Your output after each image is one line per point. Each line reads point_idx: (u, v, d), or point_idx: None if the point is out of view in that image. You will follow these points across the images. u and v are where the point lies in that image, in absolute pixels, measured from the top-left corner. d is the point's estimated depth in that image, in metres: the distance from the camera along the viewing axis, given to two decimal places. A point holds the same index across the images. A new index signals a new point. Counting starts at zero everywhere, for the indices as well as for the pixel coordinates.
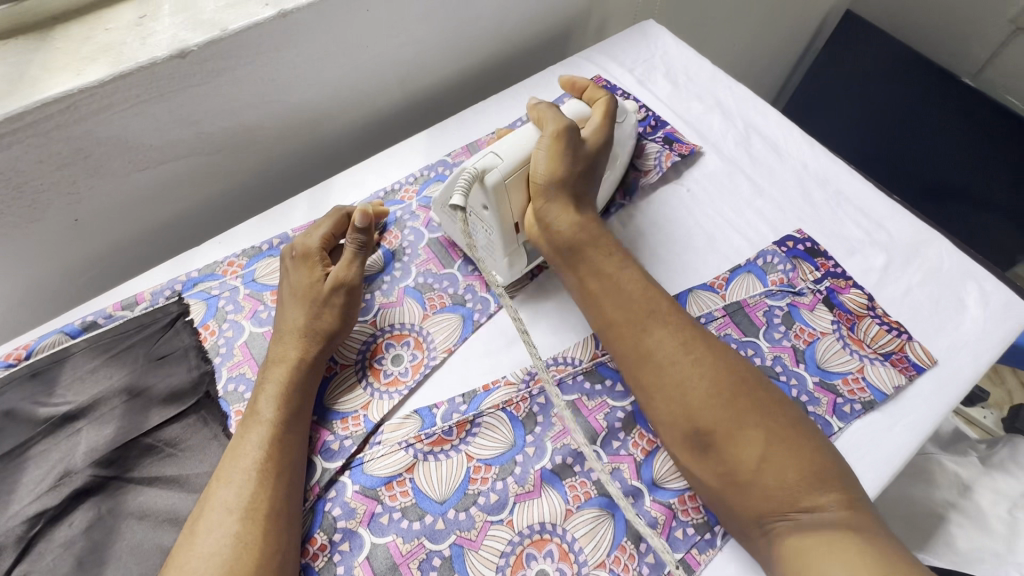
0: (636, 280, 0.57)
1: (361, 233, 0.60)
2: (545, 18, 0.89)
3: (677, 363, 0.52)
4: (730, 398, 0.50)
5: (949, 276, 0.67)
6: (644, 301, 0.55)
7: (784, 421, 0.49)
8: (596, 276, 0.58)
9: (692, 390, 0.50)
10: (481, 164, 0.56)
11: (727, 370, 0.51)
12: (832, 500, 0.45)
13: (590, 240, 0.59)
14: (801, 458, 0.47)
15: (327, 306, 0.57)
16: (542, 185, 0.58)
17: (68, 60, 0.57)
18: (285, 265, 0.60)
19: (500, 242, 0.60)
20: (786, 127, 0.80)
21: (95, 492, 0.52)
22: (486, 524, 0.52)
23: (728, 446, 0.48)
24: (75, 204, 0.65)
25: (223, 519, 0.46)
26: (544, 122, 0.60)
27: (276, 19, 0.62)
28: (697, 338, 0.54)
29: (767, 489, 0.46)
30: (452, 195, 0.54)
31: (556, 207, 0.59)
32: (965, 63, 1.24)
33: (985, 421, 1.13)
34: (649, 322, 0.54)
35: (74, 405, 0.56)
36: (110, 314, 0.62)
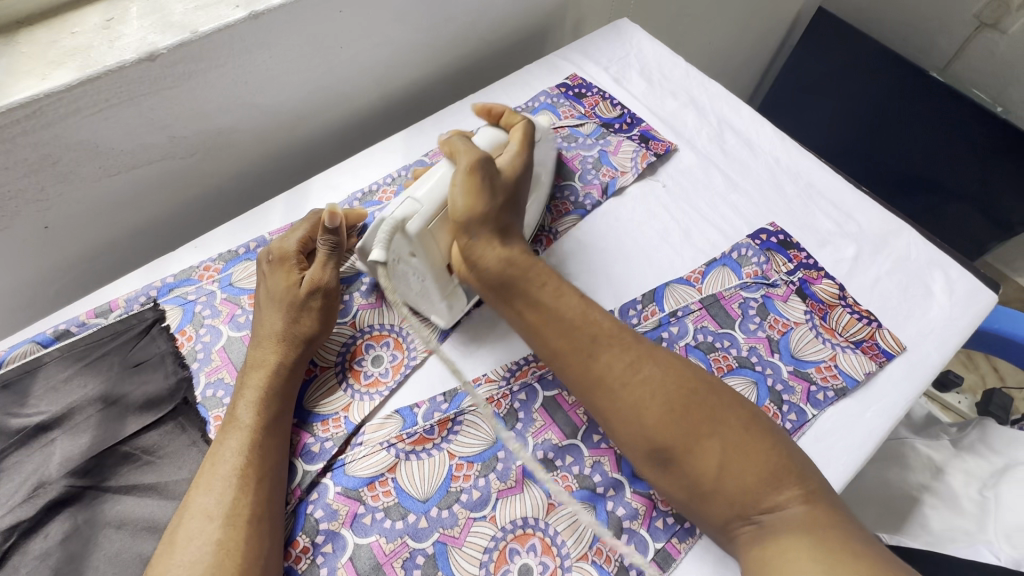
0: (578, 296, 0.56)
1: (332, 236, 0.58)
2: (521, 16, 0.90)
3: (626, 385, 0.50)
4: (683, 411, 0.49)
5: (916, 265, 0.69)
6: (584, 321, 0.54)
7: (738, 424, 0.49)
8: (535, 304, 0.55)
9: (646, 412, 0.49)
10: (400, 213, 0.53)
11: (672, 385, 0.50)
12: (792, 497, 0.46)
13: (521, 273, 0.56)
14: (758, 462, 0.47)
15: (305, 311, 0.57)
16: (464, 222, 0.55)
17: (33, 64, 0.56)
18: (262, 269, 0.59)
19: (433, 288, 0.57)
20: (759, 122, 0.81)
21: (71, 503, 0.51)
22: (469, 521, 0.52)
23: (687, 460, 0.48)
24: (44, 210, 0.64)
25: (204, 525, 0.46)
26: (457, 155, 0.56)
27: (247, 20, 0.62)
28: (642, 355, 0.52)
29: (729, 496, 0.47)
30: (404, 226, 0.53)
31: (479, 240, 0.55)
32: (932, 57, 1.28)
33: (958, 405, 1.16)
34: (592, 346, 0.52)
35: (47, 416, 0.55)
36: (84, 321, 0.62)
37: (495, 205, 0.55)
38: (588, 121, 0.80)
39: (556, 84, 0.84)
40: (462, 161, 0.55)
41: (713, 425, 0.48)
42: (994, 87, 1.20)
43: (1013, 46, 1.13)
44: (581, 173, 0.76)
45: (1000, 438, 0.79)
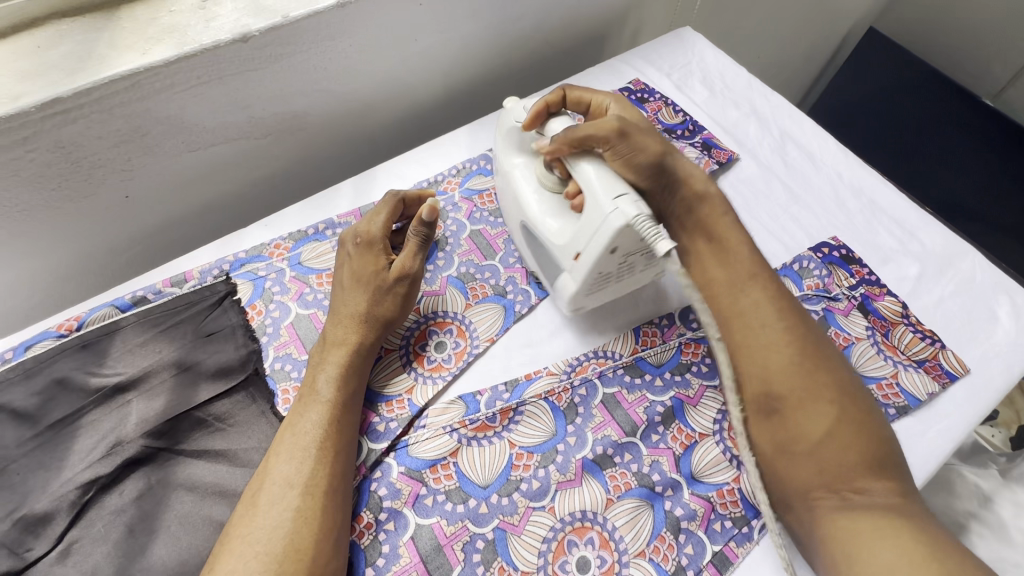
0: (746, 244, 0.57)
1: (426, 227, 0.60)
2: (586, 20, 0.91)
3: (767, 328, 0.52)
4: (813, 368, 0.51)
5: (981, 289, 0.68)
6: (748, 263, 0.56)
7: (855, 404, 0.50)
8: (707, 234, 0.58)
9: (774, 360, 0.51)
10: (636, 207, 0.49)
11: (810, 346, 0.52)
12: (884, 486, 0.47)
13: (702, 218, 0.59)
14: (865, 444, 0.48)
15: (391, 294, 0.59)
16: (654, 162, 0.56)
17: (134, 39, 0.59)
18: (346, 250, 0.61)
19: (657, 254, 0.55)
20: (822, 136, 0.81)
21: (146, 463, 0.53)
22: (528, 510, 0.53)
23: (800, 413, 0.49)
24: (127, 181, 0.66)
25: (284, 492, 0.47)
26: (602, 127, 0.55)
27: (335, 8, 0.64)
28: (791, 306, 0.54)
29: (825, 464, 0.48)
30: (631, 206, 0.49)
31: (680, 161, 0.59)
32: (986, 82, 1.26)
33: (995, 438, 1.15)
34: (746, 284, 0.55)
35: (124, 377, 0.57)
36: (159, 290, 0.63)
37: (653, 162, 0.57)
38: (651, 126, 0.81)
39: (618, 88, 0.85)
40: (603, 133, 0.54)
41: (841, 392, 0.50)
42: None
43: None
44: None
45: None
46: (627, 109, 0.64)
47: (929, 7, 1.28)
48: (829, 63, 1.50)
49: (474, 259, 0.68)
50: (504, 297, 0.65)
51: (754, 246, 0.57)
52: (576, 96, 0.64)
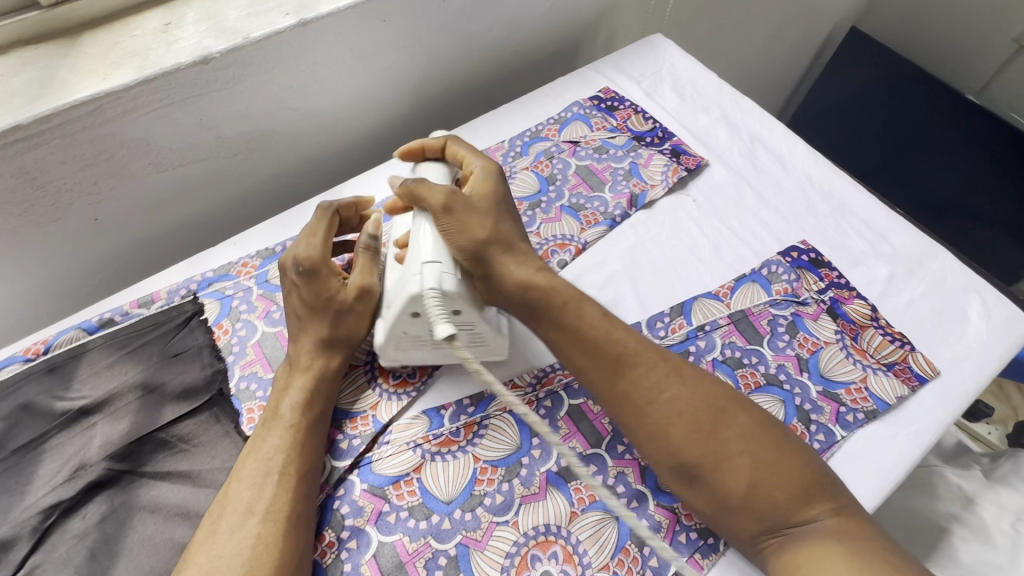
0: (605, 318, 0.56)
1: (372, 241, 0.60)
2: (556, 30, 0.91)
3: (654, 403, 0.52)
4: (710, 429, 0.50)
5: (952, 289, 0.68)
6: (618, 338, 0.55)
7: (766, 443, 0.50)
8: (558, 322, 0.56)
9: (672, 432, 0.51)
10: (432, 281, 0.52)
11: (702, 408, 0.51)
12: (822, 511, 0.48)
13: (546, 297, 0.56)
14: (788, 479, 0.48)
15: (350, 314, 0.59)
16: (473, 255, 0.54)
17: (96, 65, 0.59)
18: (290, 279, 0.59)
19: (485, 330, 0.56)
20: (791, 140, 0.81)
21: (110, 486, 0.53)
22: (491, 525, 0.53)
23: (714, 476, 0.49)
24: (96, 204, 0.67)
25: (245, 518, 0.47)
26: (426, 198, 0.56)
27: (296, 28, 0.64)
28: (670, 372, 0.53)
29: (759, 511, 0.48)
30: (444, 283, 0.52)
31: (504, 259, 0.55)
32: (968, 79, 1.25)
33: (989, 436, 1.14)
34: (620, 365, 0.54)
35: (90, 400, 0.57)
36: (127, 311, 0.64)
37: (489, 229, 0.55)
38: (620, 134, 0.81)
39: (588, 97, 0.85)
40: (429, 204, 0.55)
41: (742, 442, 0.50)
42: None
43: None
44: (611, 185, 0.76)
45: None
46: (496, 174, 0.60)
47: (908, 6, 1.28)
48: (811, 64, 1.49)
49: None
50: None
51: (610, 318, 0.56)
52: (454, 148, 0.63)
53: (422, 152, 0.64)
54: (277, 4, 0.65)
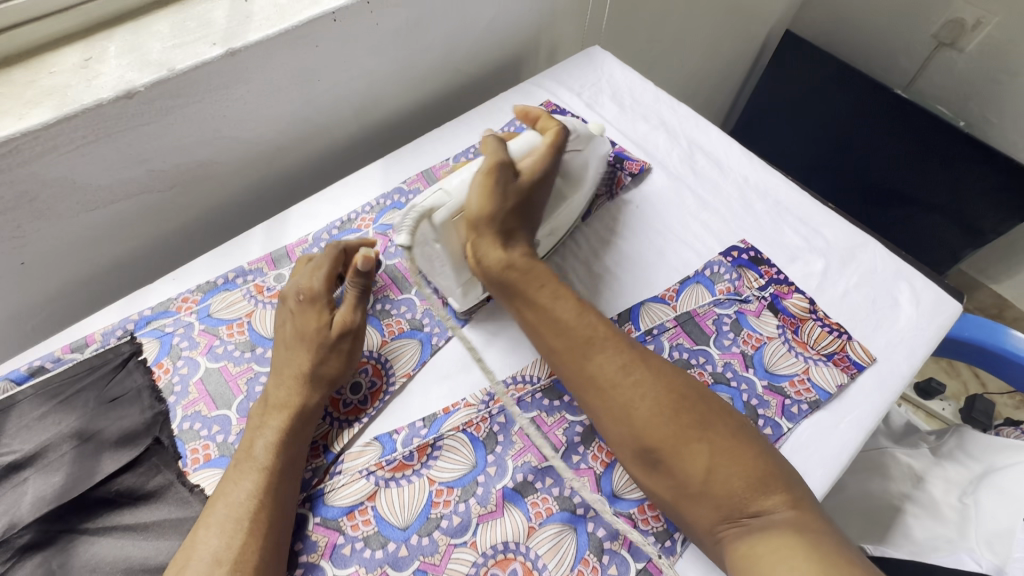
0: (575, 306, 0.59)
1: (362, 278, 0.60)
2: (496, 46, 0.92)
3: (618, 386, 0.53)
4: (672, 414, 0.51)
5: (883, 278, 0.71)
6: (586, 326, 0.57)
7: (726, 430, 0.51)
8: (534, 304, 0.59)
9: (637, 413, 0.52)
10: (428, 203, 0.57)
11: (666, 391, 0.53)
12: (778, 503, 0.47)
13: (522, 275, 0.60)
14: (746, 466, 0.49)
15: (335, 351, 0.58)
16: (477, 220, 0.59)
17: (11, 104, 0.57)
18: (288, 308, 0.60)
19: (450, 274, 0.62)
20: (726, 143, 0.84)
21: (44, 545, 0.50)
22: (449, 548, 0.52)
23: (674, 461, 0.50)
24: (21, 247, 0.64)
25: (212, 569, 0.45)
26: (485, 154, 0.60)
27: (225, 58, 0.63)
28: (636, 358, 0.55)
29: (716, 498, 0.49)
30: (430, 216, 0.57)
31: (486, 240, 0.59)
32: (896, 75, 1.33)
33: (942, 412, 1.19)
34: (586, 348, 0.56)
35: (20, 455, 0.54)
36: (59, 357, 0.61)
37: (505, 208, 0.59)
38: None
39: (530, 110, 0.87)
40: (487, 159, 0.59)
41: (701, 427, 0.51)
42: (955, 103, 1.24)
43: (971, 64, 1.17)
44: None
45: (976, 443, 0.77)
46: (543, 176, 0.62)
47: (836, 9, 1.34)
48: (751, 68, 1.55)
49: (390, 295, 0.68)
50: (420, 331, 0.65)
51: (581, 306, 0.58)
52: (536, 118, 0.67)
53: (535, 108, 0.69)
54: (204, 34, 0.64)
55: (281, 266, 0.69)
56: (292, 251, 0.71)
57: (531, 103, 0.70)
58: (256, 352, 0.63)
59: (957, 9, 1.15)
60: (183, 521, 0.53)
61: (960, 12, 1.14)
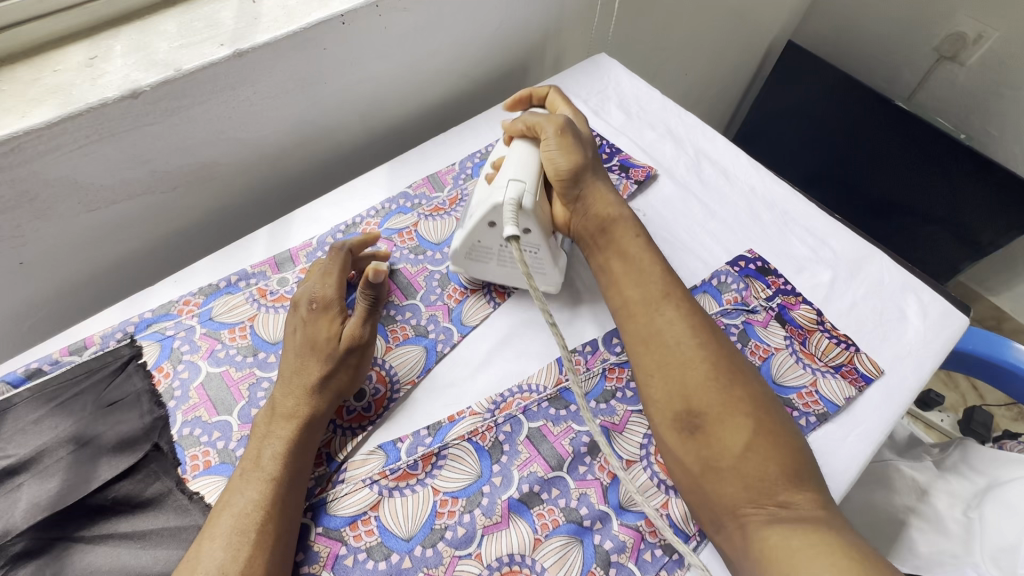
0: (657, 266, 0.60)
1: (372, 290, 0.59)
2: (503, 52, 0.92)
3: (683, 344, 0.54)
4: (729, 384, 0.51)
5: (890, 290, 0.71)
6: (660, 287, 0.58)
7: (774, 413, 0.51)
8: (623, 255, 0.61)
9: (693, 374, 0.52)
10: (514, 194, 0.58)
11: (727, 362, 0.53)
12: (807, 500, 0.47)
13: (614, 227, 0.63)
14: (784, 454, 0.49)
15: (343, 364, 0.57)
16: (569, 176, 0.63)
17: (13, 102, 0.56)
18: (299, 315, 0.59)
19: (548, 255, 0.63)
20: (733, 153, 0.84)
21: (38, 553, 0.49)
22: (454, 559, 0.51)
23: (719, 429, 0.50)
24: (20, 247, 0.63)
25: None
26: (542, 128, 0.65)
27: (232, 59, 0.63)
28: (703, 325, 0.56)
29: (749, 477, 0.48)
30: (522, 203, 0.58)
31: (589, 191, 0.64)
32: (897, 87, 1.33)
33: (942, 423, 1.18)
34: (660, 303, 0.57)
35: (15, 459, 0.52)
36: (57, 359, 0.60)
37: (586, 157, 0.65)
38: None
39: None
40: (546, 128, 0.64)
41: (753, 404, 0.51)
42: (956, 115, 1.24)
43: (972, 77, 1.18)
44: None
45: (980, 457, 0.77)
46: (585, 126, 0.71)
47: (838, 20, 1.35)
48: (754, 77, 1.56)
49: (394, 300, 0.67)
50: (425, 338, 0.64)
51: (666, 266, 0.60)
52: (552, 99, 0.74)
53: (529, 99, 0.75)
54: (211, 34, 0.64)
55: (285, 269, 0.68)
56: (296, 254, 0.70)
57: (524, 101, 0.76)
58: (259, 356, 0.62)
59: (959, 22, 1.15)
60: (181, 530, 0.52)
61: (961, 25, 1.15)
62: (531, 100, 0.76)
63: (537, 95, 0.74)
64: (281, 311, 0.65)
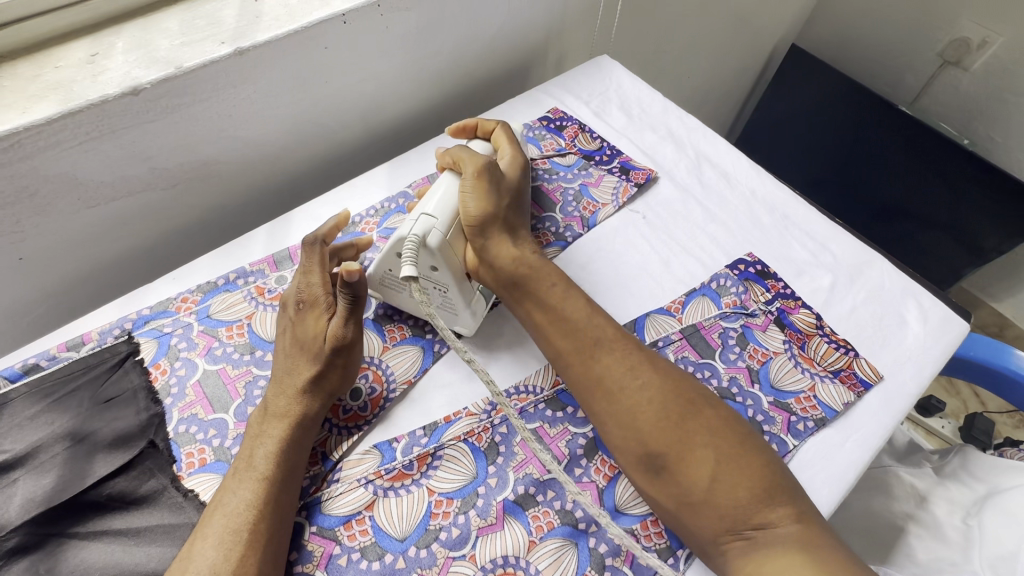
0: (587, 306, 0.59)
1: (349, 288, 0.56)
2: (505, 53, 0.92)
3: (626, 388, 0.53)
4: (678, 420, 0.51)
5: (890, 295, 0.71)
6: (591, 329, 0.56)
7: (731, 436, 0.50)
8: (544, 307, 0.58)
9: (642, 417, 0.51)
10: (420, 230, 0.56)
11: (671, 398, 0.52)
12: (783, 516, 0.47)
13: (534, 271, 0.60)
14: (751, 476, 0.48)
15: (331, 364, 0.56)
16: (479, 226, 0.60)
17: (14, 98, 0.56)
18: (289, 315, 0.59)
19: (456, 297, 0.60)
20: (734, 155, 0.84)
21: (33, 548, 0.49)
22: (448, 560, 0.51)
23: (679, 467, 0.49)
24: (19, 242, 0.63)
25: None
26: (462, 164, 0.62)
27: (233, 57, 0.63)
28: (642, 361, 0.55)
29: (721, 507, 0.47)
30: (426, 242, 0.56)
31: (494, 241, 0.60)
32: (901, 91, 1.33)
33: (943, 430, 1.17)
34: (594, 350, 0.55)
35: (11, 454, 0.52)
36: (54, 355, 0.60)
37: (502, 205, 0.62)
38: (569, 153, 0.82)
39: (537, 117, 0.86)
40: (467, 170, 0.61)
41: (707, 433, 0.50)
42: (959, 120, 1.24)
43: (976, 83, 1.18)
44: (562, 206, 0.77)
45: (979, 463, 0.77)
46: (520, 170, 0.67)
47: (842, 24, 1.35)
48: (757, 81, 1.55)
49: (391, 300, 0.67)
50: (422, 338, 0.64)
51: (593, 307, 0.58)
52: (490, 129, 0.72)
53: (474, 130, 0.72)
54: (212, 32, 0.64)
55: (283, 268, 0.68)
56: (294, 253, 0.70)
57: (469, 130, 0.72)
58: (256, 354, 0.62)
59: (963, 27, 1.15)
60: (176, 528, 0.52)
61: (965, 31, 1.15)
62: (478, 131, 0.72)
63: (482, 126, 0.71)
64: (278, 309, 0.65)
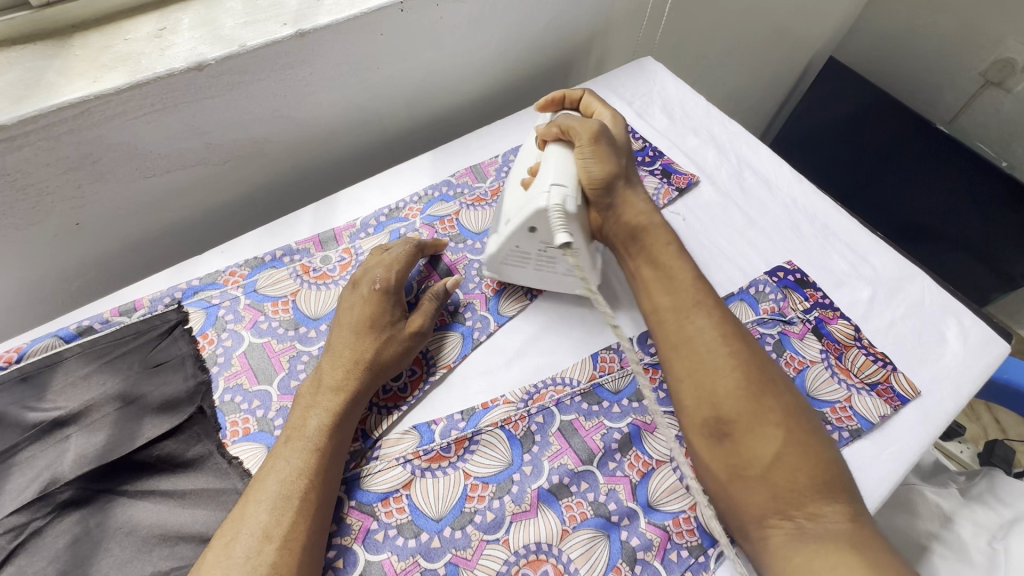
0: (690, 272, 0.59)
1: (443, 294, 0.63)
2: (551, 49, 0.92)
3: (713, 351, 0.53)
4: (757, 393, 0.51)
5: (930, 312, 0.70)
6: (692, 291, 0.57)
7: (804, 425, 0.50)
8: (651, 262, 0.60)
9: (722, 382, 0.52)
10: (559, 199, 0.57)
11: (756, 371, 0.52)
12: (837, 512, 0.47)
13: (649, 234, 0.62)
14: (815, 467, 0.48)
15: (399, 339, 0.58)
16: (604, 185, 0.61)
17: (87, 67, 0.58)
18: (353, 296, 0.60)
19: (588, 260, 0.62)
20: (777, 163, 0.83)
21: (83, 503, 0.50)
22: (482, 543, 0.52)
23: (748, 438, 0.50)
24: (78, 208, 0.65)
25: (260, 545, 0.45)
26: (574, 131, 0.62)
27: (293, 38, 0.64)
28: (735, 332, 0.55)
29: (777, 487, 0.48)
30: (567, 208, 0.57)
31: (622, 199, 0.62)
32: (940, 110, 1.31)
33: (961, 454, 1.16)
34: (691, 310, 0.56)
35: (65, 411, 0.54)
36: (107, 319, 0.62)
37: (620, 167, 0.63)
38: None
39: None
40: (582, 134, 0.61)
41: (784, 414, 0.50)
42: (998, 143, 1.22)
43: (1017, 105, 1.15)
44: None
45: (1007, 491, 0.76)
46: (624, 134, 0.68)
47: (885, 38, 1.33)
48: (793, 91, 1.54)
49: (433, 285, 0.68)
50: (462, 325, 0.65)
51: (698, 273, 0.59)
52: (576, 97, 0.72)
53: (562, 102, 0.73)
54: (274, 13, 0.65)
55: (328, 248, 0.70)
56: (339, 234, 0.71)
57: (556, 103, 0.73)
58: (300, 330, 0.63)
59: (1009, 48, 1.13)
60: (220, 492, 0.53)
61: (1011, 51, 1.13)
62: (565, 103, 0.73)
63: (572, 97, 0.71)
64: (323, 288, 0.67)
